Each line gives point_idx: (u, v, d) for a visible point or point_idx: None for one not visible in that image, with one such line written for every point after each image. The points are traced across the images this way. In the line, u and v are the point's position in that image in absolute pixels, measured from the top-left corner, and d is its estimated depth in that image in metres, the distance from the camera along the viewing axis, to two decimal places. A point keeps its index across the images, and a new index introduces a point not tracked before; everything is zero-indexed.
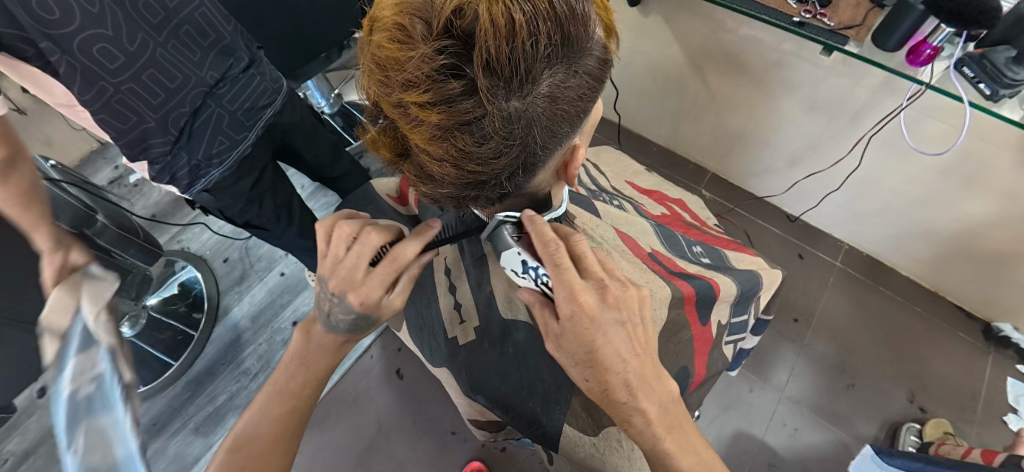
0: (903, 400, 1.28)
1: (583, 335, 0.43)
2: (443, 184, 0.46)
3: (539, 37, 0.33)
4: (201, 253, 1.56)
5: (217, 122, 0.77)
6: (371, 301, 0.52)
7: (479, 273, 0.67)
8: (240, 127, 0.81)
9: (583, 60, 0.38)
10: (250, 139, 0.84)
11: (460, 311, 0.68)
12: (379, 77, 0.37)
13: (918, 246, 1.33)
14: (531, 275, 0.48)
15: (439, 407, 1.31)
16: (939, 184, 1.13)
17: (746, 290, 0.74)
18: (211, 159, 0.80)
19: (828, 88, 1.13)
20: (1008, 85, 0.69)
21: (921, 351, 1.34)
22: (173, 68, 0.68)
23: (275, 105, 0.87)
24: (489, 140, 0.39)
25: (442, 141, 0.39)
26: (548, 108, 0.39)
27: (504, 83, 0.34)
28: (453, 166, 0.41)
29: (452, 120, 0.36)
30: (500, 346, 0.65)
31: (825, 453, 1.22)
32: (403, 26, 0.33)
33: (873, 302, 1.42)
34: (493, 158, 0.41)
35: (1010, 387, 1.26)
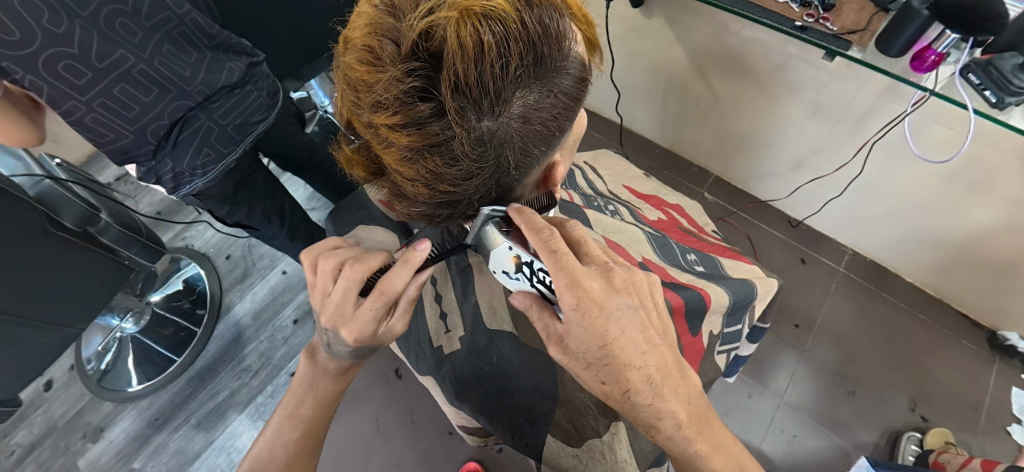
0: (904, 408, 1.26)
1: (595, 328, 0.41)
2: (417, 203, 0.46)
3: (509, 59, 0.33)
4: (204, 251, 1.58)
5: (205, 134, 0.78)
6: (364, 336, 0.51)
7: (464, 282, 0.68)
8: (229, 141, 0.83)
9: (557, 79, 0.37)
10: (238, 152, 0.85)
11: (446, 321, 0.68)
12: (351, 97, 0.37)
13: (924, 253, 1.31)
14: (526, 275, 0.45)
15: (437, 407, 1.32)
16: (944, 190, 1.11)
17: (739, 299, 0.73)
18: (195, 169, 0.81)
19: (834, 91, 1.11)
20: (1015, 93, 0.68)
21: (925, 358, 1.32)
22: (149, 84, 0.68)
23: (269, 118, 0.88)
24: (460, 162, 0.38)
25: (412, 163, 0.38)
26: (521, 129, 0.38)
27: (473, 103, 0.34)
28: (426, 187, 0.41)
29: (422, 142, 0.36)
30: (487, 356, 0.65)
31: (824, 459, 1.22)
32: (374, 49, 0.34)
33: (875, 308, 1.40)
34: (466, 178, 0.41)
35: (1015, 397, 1.24)
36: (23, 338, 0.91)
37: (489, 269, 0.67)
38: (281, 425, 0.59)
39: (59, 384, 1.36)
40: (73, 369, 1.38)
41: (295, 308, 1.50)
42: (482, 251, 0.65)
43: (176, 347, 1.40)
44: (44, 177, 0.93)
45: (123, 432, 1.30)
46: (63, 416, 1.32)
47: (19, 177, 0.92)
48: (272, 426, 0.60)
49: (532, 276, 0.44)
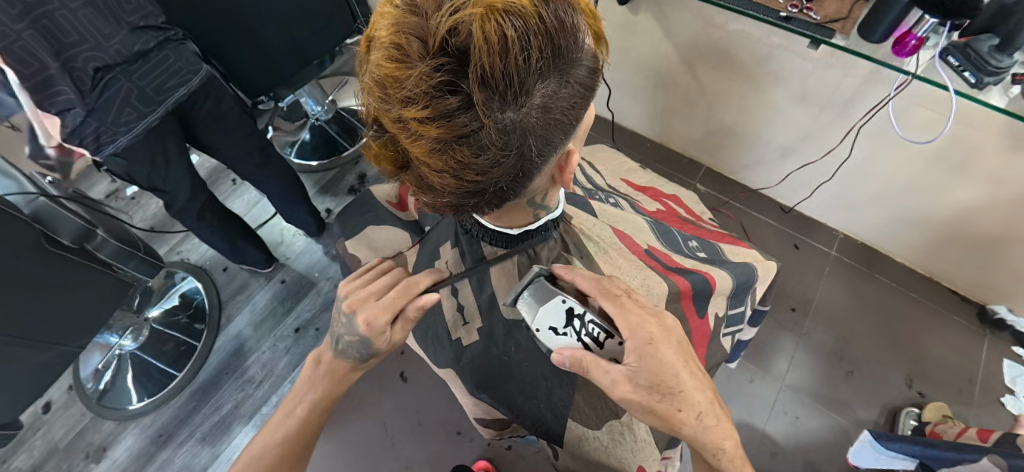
0: (901, 385, 1.30)
1: (660, 360, 0.48)
2: (443, 194, 0.46)
3: (531, 52, 0.34)
4: (201, 264, 1.57)
5: (125, 93, 0.83)
6: (375, 325, 0.53)
7: (479, 276, 0.66)
8: (150, 101, 0.87)
9: (573, 70, 0.39)
10: (160, 113, 0.88)
11: (463, 312, 0.67)
12: (379, 94, 0.38)
13: (914, 233, 1.34)
14: (573, 329, 0.51)
15: (444, 408, 1.32)
16: (929, 170, 1.14)
17: (742, 282, 0.76)
18: (119, 124, 0.85)
19: (819, 79, 1.14)
20: (992, 73, 0.71)
21: (920, 336, 1.36)
22: (72, 33, 0.74)
23: (189, 84, 0.91)
24: (486, 151, 0.39)
25: (440, 154, 0.39)
26: (542, 119, 0.40)
27: (499, 95, 0.35)
28: (453, 177, 0.42)
29: (450, 134, 0.37)
30: (503, 346, 0.66)
31: (826, 440, 1.24)
32: (401, 46, 0.34)
33: (868, 290, 1.44)
34: (493, 168, 0.42)
35: (1007, 369, 1.28)
36: (23, 357, 0.90)
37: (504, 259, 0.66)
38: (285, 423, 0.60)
39: (58, 405, 1.34)
40: (71, 389, 1.36)
41: (297, 316, 1.49)
42: (500, 243, 0.65)
43: (176, 362, 1.39)
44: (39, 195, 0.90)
45: (126, 451, 1.29)
46: (64, 438, 1.30)
47: (12, 197, 0.89)
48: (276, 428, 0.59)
49: (581, 327, 0.51)
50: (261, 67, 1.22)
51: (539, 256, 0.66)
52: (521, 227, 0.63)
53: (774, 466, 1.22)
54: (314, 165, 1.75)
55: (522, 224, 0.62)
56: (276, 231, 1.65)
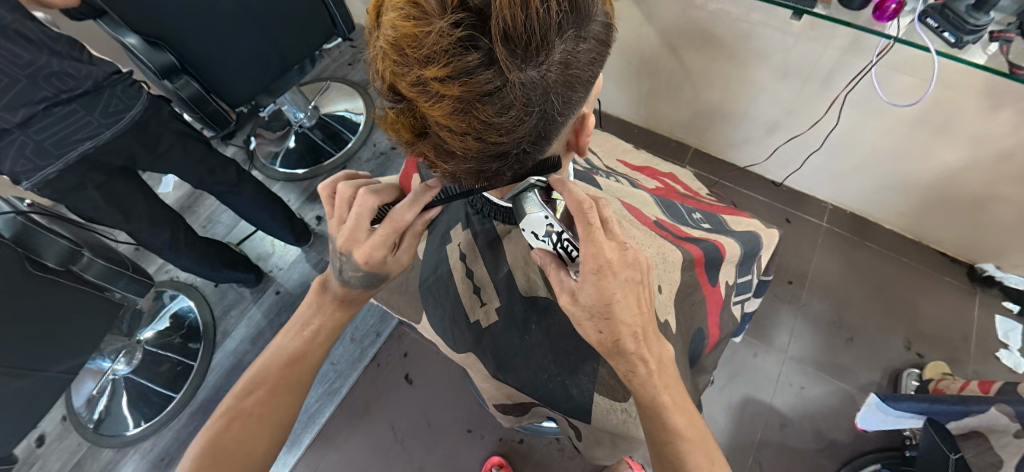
0: (900, 347, 1.32)
1: (605, 289, 0.45)
2: (464, 161, 0.45)
3: (550, 4, 0.35)
4: (191, 281, 1.54)
5: (22, 146, 0.81)
6: (374, 260, 0.56)
7: (496, 254, 0.68)
8: (49, 154, 0.84)
9: (589, 25, 0.39)
10: (58, 167, 0.86)
11: (480, 294, 0.69)
12: (393, 58, 0.37)
13: (901, 197, 1.37)
14: (550, 240, 0.50)
15: (453, 407, 1.31)
16: (912, 135, 1.17)
17: (748, 250, 0.77)
18: (19, 170, 0.84)
19: (800, 53, 1.15)
20: (971, 31, 0.71)
21: (914, 298, 1.39)
22: None
23: (97, 138, 0.88)
24: (510, 110, 0.39)
25: (462, 116, 0.38)
26: (562, 75, 0.40)
27: (521, 49, 0.35)
28: (476, 139, 0.41)
29: (472, 93, 0.36)
30: (522, 326, 0.66)
31: (832, 407, 1.26)
32: (418, 5, 0.34)
33: (861, 257, 1.47)
34: (516, 129, 0.41)
35: (999, 324, 1.32)
36: (14, 388, 0.86)
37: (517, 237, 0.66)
38: (259, 383, 0.59)
39: (53, 438, 1.30)
40: (65, 419, 1.32)
41: None
42: (511, 219, 0.65)
43: (173, 383, 1.35)
44: (12, 214, 0.87)
45: None
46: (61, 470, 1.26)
47: None
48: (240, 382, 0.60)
49: (556, 241, 0.50)
50: (242, 73, 1.20)
51: None
52: None
53: (784, 437, 1.23)
54: (300, 173, 1.72)
55: None
56: (266, 241, 1.62)
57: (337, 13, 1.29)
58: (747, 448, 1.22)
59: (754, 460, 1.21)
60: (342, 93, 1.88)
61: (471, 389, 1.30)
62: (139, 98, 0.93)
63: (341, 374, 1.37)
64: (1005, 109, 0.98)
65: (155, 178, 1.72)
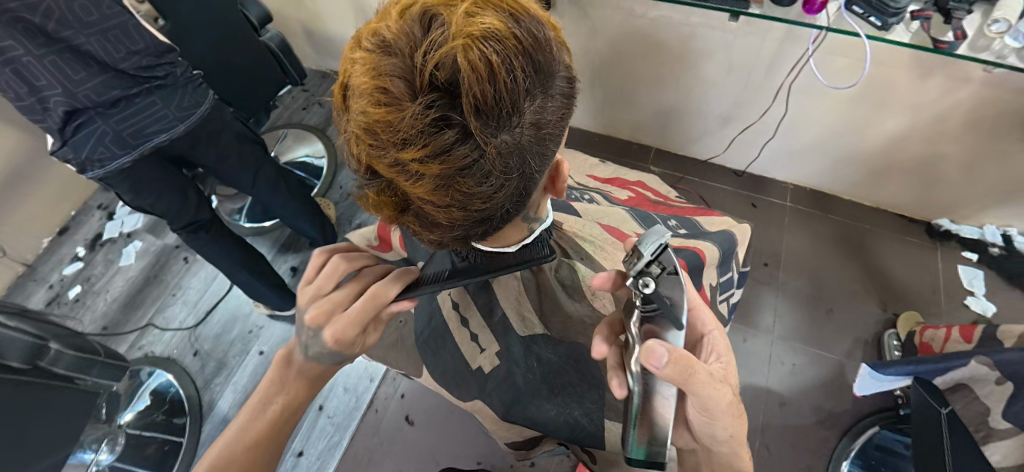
0: (877, 311, 1.39)
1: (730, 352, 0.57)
2: (452, 227, 0.47)
3: (516, 72, 0.35)
4: (168, 354, 1.47)
5: (100, 135, 0.82)
6: (343, 340, 0.55)
7: (489, 300, 0.71)
8: (125, 144, 0.85)
9: (554, 83, 0.41)
10: (133, 157, 0.87)
11: (478, 342, 0.70)
12: (370, 142, 0.38)
13: (854, 170, 1.45)
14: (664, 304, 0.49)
15: (457, 442, 1.29)
16: (855, 110, 1.24)
17: (725, 249, 0.80)
18: (94, 161, 0.84)
19: (742, 48, 1.21)
20: (894, 13, 0.77)
21: (882, 263, 1.46)
22: (38, 76, 0.73)
23: (172, 130, 0.90)
24: (490, 177, 0.40)
25: (445, 189, 0.40)
26: (536, 136, 0.41)
27: (493, 120, 0.36)
28: (460, 208, 0.43)
29: (451, 168, 0.38)
30: (523, 363, 0.68)
31: (824, 378, 1.30)
32: (386, 90, 0.35)
33: (826, 231, 1.54)
34: (497, 191, 0.42)
35: (963, 273, 1.41)
36: None
37: (507, 279, 0.70)
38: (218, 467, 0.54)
39: None
40: None
41: None
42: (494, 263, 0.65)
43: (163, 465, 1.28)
44: None
45: None
46: None
47: None
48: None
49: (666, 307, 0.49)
50: None
51: (542, 268, 0.70)
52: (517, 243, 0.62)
53: (784, 416, 1.27)
54: (267, 225, 1.68)
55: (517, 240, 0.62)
56: (241, 301, 1.56)
57: (287, 62, 1.31)
58: (752, 432, 1.25)
59: (761, 443, 1.23)
60: (300, 140, 1.86)
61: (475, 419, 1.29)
62: (205, 100, 0.95)
63: (339, 426, 1.32)
64: (933, 77, 1.07)
65: (114, 252, 1.65)
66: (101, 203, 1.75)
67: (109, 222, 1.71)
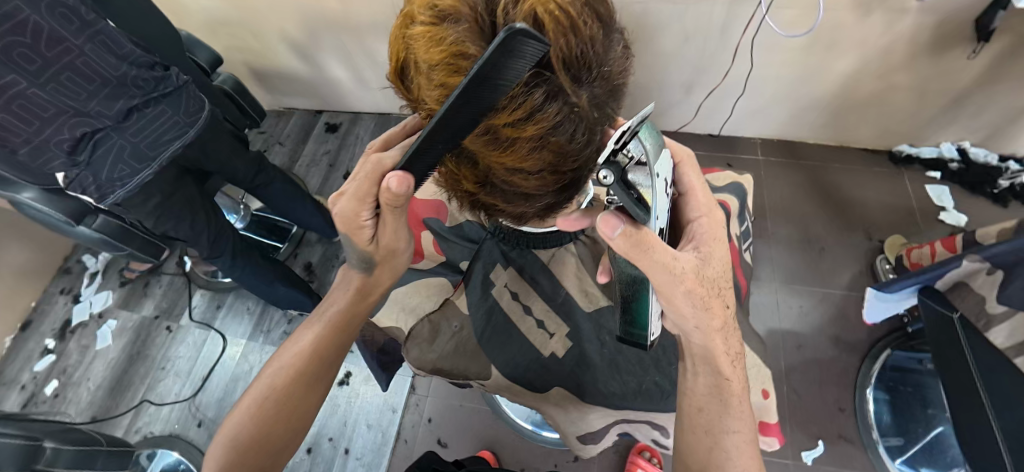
0: (864, 240, 1.46)
1: (714, 231, 0.56)
2: (539, 194, 0.47)
3: (589, 22, 0.36)
4: (169, 431, 1.37)
5: (118, 152, 0.80)
6: (345, 217, 0.57)
7: (552, 282, 0.76)
8: (143, 158, 0.83)
9: (616, 33, 0.41)
10: (153, 170, 0.84)
11: (546, 327, 0.75)
12: None
13: (815, 114, 1.52)
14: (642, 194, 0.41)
15: (496, 453, 1.26)
16: (808, 57, 1.30)
17: (733, 202, 0.82)
18: (114, 181, 0.81)
19: (693, 16, 1.25)
20: None
21: (858, 195, 1.54)
22: (47, 101, 0.70)
23: (185, 138, 0.87)
24: (580, 134, 0.40)
25: (540, 152, 0.39)
26: (612, 87, 0.41)
27: (578, 72, 0.37)
28: (552, 171, 0.42)
29: (545, 129, 0.38)
30: (597, 339, 0.74)
31: (831, 313, 1.36)
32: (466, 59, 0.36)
33: (801, 176, 1.61)
34: (587, 150, 0.42)
35: (931, 191, 1.50)
36: None
37: (564, 258, 0.76)
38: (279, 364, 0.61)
39: None
40: None
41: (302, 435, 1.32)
42: (549, 243, 0.75)
43: None
44: None
45: None
46: None
47: None
48: (264, 381, 0.60)
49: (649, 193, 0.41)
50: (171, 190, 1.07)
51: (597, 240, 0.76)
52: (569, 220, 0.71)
53: (803, 356, 1.30)
54: None
55: (568, 218, 0.71)
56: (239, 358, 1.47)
57: (246, 103, 1.26)
58: (778, 379, 1.28)
59: (789, 388, 1.26)
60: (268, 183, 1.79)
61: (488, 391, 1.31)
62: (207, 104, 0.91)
63: (370, 465, 1.27)
64: (874, 14, 1.14)
65: (88, 336, 1.53)
66: (64, 287, 1.63)
67: (76, 305, 1.59)
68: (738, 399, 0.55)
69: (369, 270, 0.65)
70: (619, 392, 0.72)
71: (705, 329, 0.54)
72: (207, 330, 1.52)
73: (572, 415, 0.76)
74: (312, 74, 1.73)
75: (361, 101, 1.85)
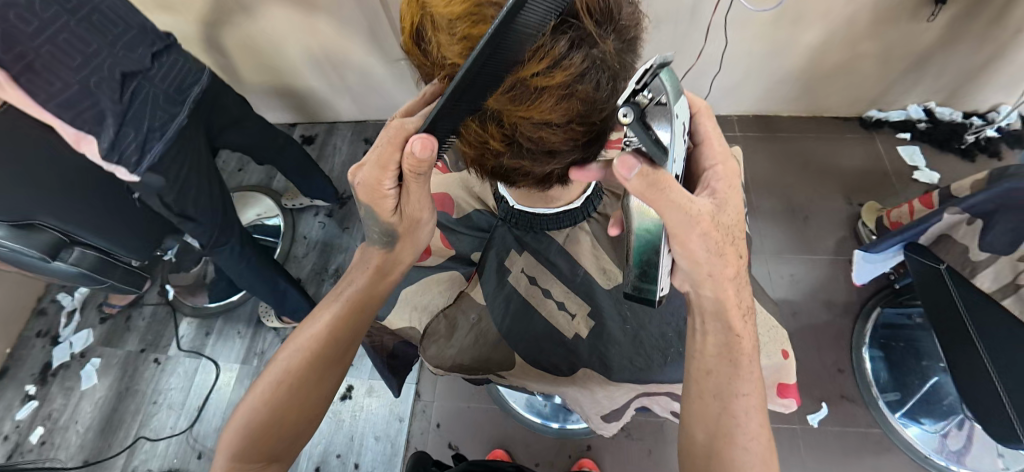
0: (845, 205, 1.50)
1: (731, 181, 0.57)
2: (563, 148, 0.49)
3: None
4: (169, 467, 1.32)
5: (153, 99, 0.82)
6: (368, 186, 0.58)
7: (573, 258, 0.77)
8: (174, 102, 0.87)
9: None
10: (186, 113, 0.89)
11: (569, 310, 0.76)
12: None
13: (787, 87, 1.56)
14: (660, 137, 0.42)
15: (509, 450, 1.25)
16: (777, 30, 1.33)
17: None
18: (152, 130, 0.81)
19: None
20: None
21: (835, 161, 1.58)
22: (86, 38, 0.72)
23: (199, 84, 0.94)
24: (603, 83, 0.43)
25: (568, 100, 0.42)
26: (626, 40, 0.45)
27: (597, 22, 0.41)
28: (576, 121, 0.45)
29: (572, 76, 0.40)
30: (619, 315, 0.75)
31: (821, 279, 1.39)
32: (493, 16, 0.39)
33: (779, 148, 1.64)
34: (608, 99, 0.45)
35: (903, 151, 1.55)
36: None
37: (580, 236, 0.77)
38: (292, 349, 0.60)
39: None
40: None
41: (309, 455, 1.28)
42: (563, 223, 0.76)
43: None
44: None
45: None
46: None
47: None
48: (281, 363, 0.59)
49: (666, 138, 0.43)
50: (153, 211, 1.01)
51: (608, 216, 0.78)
52: (580, 197, 0.74)
53: (799, 322, 1.33)
54: (234, 299, 1.55)
55: (580, 194, 0.74)
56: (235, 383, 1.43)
57: None
58: None
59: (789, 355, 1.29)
60: (248, 201, 1.73)
61: (491, 387, 1.31)
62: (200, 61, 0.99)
63: None
64: None
65: (71, 378, 1.46)
66: (40, 330, 1.55)
67: (55, 347, 1.51)
68: (746, 370, 0.56)
69: (390, 244, 0.66)
70: (633, 374, 0.72)
71: (718, 277, 0.55)
72: (198, 359, 1.47)
73: (590, 400, 0.76)
74: (281, 88, 1.69)
75: (336, 110, 1.81)
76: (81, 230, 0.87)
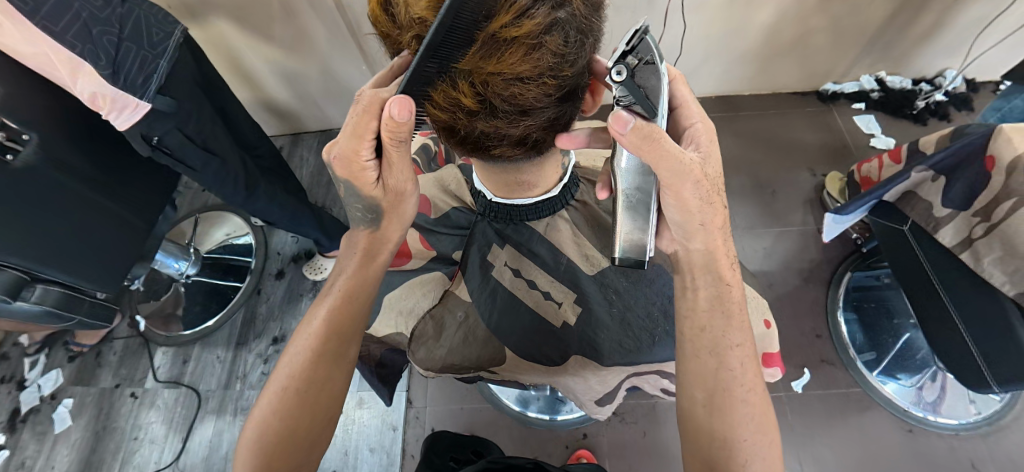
0: (809, 176, 1.56)
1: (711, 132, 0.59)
2: (540, 107, 0.48)
3: None
4: None
5: (142, 18, 0.80)
6: (343, 157, 0.57)
7: (551, 248, 0.76)
8: (165, 24, 0.85)
9: None
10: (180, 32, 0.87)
11: (552, 298, 0.76)
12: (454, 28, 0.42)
13: (745, 66, 1.60)
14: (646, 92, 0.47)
15: (506, 448, 1.25)
16: (733, 10, 1.36)
17: None
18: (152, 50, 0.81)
19: None
20: None
21: (798, 135, 1.64)
22: None
23: None
24: (573, 36, 0.44)
25: (540, 52, 0.43)
26: (595, 6, 0.47)
27: None
28: (551, 75, 0.45)
29: (541, 26, 0.42)
30: (605, 300, 0.75)
31: (792, 250, 1.44)
32: None
33: (743, 126, 1.69)
34: (580, 53, 0.46)
35: (859, 121, 1.62)
36: None
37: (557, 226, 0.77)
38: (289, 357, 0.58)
39: None
40: None
41: None
42: (543, 212, 0.75)
43: None
44: None
45: None
46: None
47: None
48: (284, 370, 0.57)
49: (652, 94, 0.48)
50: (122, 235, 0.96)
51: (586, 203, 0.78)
52: (558, 185, 0.74)
53: (776, 292, 1.38)
54: (211, 324, 1.50)
55: (557, 182, 0.74)
56: (220, 410, 1.38)
57: None
58: None
59: None
60: (215, 221, 1.68)
61: (482, 386, 1.31)
62: None
63: None
64: None
65: (41, 422, 1.38)
66: (2, 375, 1.45)
67: (21, 391, 1.43)
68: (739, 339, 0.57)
69: (375, 221, 0.66)
70: (622, 358, 0.73)
71: (710, 224, 0.58)
72: (177, 388, 1.42)
73: (583, 387, 0.77)
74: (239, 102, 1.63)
75: (300, 121, 1.77)
76: (46, 269, 0.84)
